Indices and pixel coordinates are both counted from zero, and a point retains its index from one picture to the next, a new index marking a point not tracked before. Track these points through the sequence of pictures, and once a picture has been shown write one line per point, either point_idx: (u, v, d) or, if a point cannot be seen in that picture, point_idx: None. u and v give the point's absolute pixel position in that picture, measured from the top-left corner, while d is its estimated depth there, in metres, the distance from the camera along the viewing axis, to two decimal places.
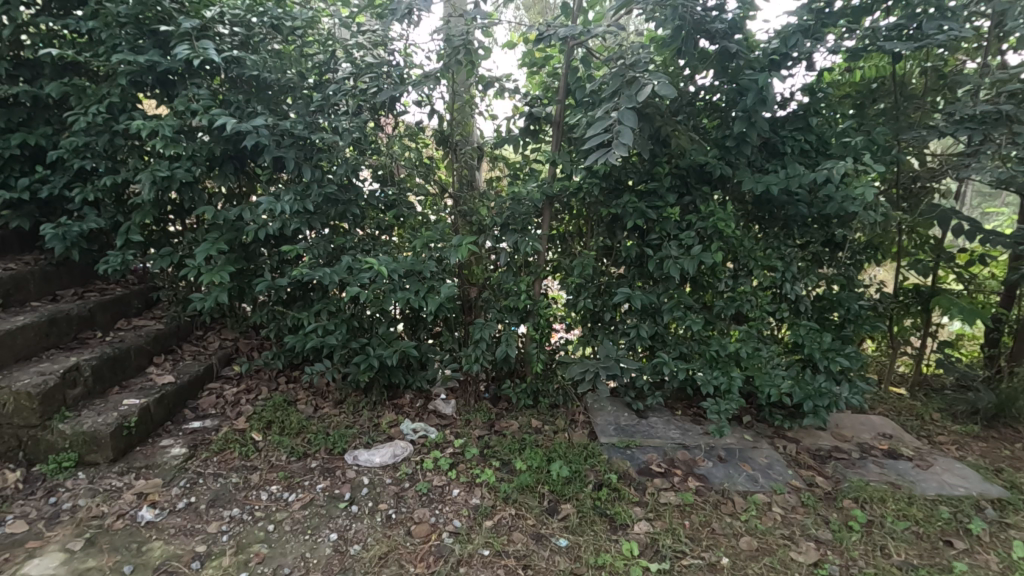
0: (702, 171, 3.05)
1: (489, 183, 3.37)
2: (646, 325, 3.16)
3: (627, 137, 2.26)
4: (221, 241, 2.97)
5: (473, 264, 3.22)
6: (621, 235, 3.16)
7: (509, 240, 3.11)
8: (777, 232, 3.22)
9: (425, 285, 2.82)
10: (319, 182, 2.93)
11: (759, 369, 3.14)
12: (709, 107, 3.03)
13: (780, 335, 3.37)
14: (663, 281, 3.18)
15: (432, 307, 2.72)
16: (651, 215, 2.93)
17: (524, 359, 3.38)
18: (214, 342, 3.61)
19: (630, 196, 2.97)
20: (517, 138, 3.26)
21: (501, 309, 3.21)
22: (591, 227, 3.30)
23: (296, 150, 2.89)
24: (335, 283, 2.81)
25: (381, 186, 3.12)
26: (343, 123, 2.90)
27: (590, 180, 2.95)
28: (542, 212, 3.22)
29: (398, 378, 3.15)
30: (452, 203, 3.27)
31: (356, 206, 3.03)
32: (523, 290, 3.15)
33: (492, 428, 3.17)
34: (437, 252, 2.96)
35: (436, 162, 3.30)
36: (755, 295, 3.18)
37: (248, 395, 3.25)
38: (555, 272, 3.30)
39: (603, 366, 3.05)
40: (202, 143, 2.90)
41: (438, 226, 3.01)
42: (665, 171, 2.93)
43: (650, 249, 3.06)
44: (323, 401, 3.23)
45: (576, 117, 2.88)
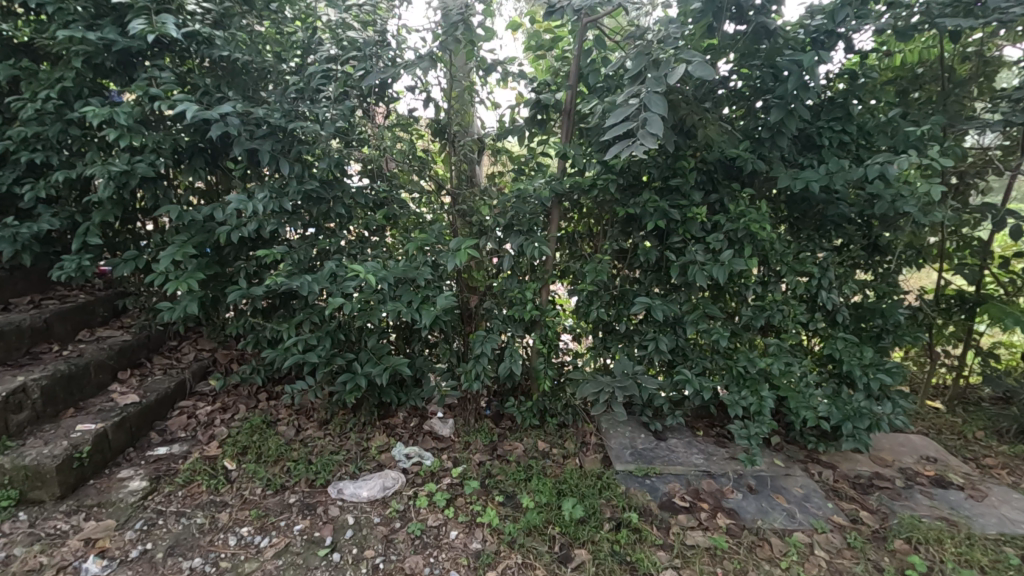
0: (731, 165, 2.71)
1: (491, 179, 3.04)
2: (666, 338, 2.84)
3: (657, 126, 1.92)
4: (190, 244, 2.64)
5: (473, 269, 2.90)
6: (638, 238, 2.83)
7: (514, 242, 2.77)
8: (811, 234, 2.89)
9: (419, 295, 2.49)
10: (299, 178, 2.59)
11: (791, 386, 2.82)
12: (735, 95, 2.69)
13: (812, 347, 3.05)
14: (685, 288, 2.85)
15: (427, 320, 2.38)
16: (674, 215, 2.60)
17: (530, 373, 3.06)
18: (188, 354, 3.29)
19: (650, 194, 2.64)
20: (522, 129, 2.93)
21: (506, 320, 2.88)
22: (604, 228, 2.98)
23: (274, 141, 2.53)
24: (318, 293, 2.48)
25: (371, 182, 2.79)
26: (326, 112, 2.57)
27: (605, 175, 2.62)
28: (550, 211, 2.91)
29: (390, 397, 2.83)
30: (450, 201, 2.94)
31: (342, 204, 2.69)
32: (530, 298, 2.82)
33: (494, 452, 2.86)
34: (432, 256, 2.62)
35: (433, 154, 2.99)
36: (786, 304, 2.86)
37: (223, 415, 2.93)
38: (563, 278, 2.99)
39: (619, 384, 2.73)
40: (167, 134, 2.56)
41: (434, 227, 2.68)
42: (690, 166, 2.60)
43: (671, 253, 2.73)
44: (307, 421, 2.92)
45: (591, 104, 2.54)
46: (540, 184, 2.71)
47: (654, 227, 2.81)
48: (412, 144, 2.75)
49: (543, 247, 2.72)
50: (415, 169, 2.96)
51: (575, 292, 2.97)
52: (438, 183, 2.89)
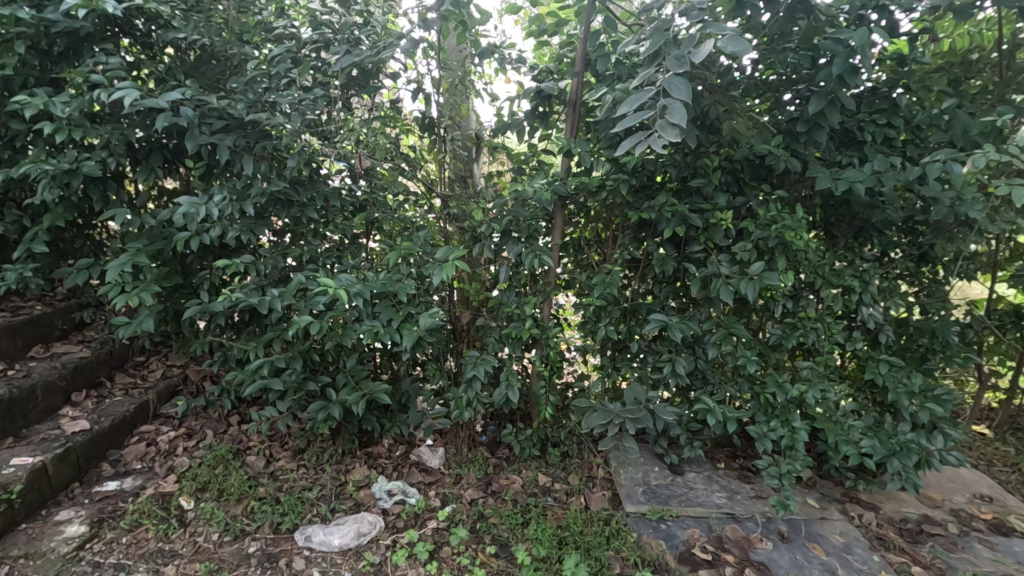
0: (761, 164, 2.36)
1: (487, 179, 2.72)
2: (683, 361, 2.50)
3: (681, 115, 1.55)
4: (145, 252, 2.34)
5: (466, 281, 2.58)
6: (653, 246, 2.50)
7: (512, 251, 2.45)
8: (851, 241, 2.54)
9: (400, 312, 2.17)
10: (266, 178, 2.28)
11: (826, 417, 2.47)
12: (765, 84, 2.34)
13: (850, 370, 2.70)
14: (705, 304, 2.51)
15: (408, 343, 2.06)
16: (695, 221, 2.26)
17: (530, 397, 2.74)
18: (155, 372, 3.00)
19: (667, 197, 2.30)
20: (522, 123, 2.61)
21: (503, 338, 2.55)
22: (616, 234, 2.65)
23: (236, 134, 2.21)
24: (284, 310, 2.17)
25: (350, 181, 2.46)
26: (297, 103, 2.25)
27: (616, 175, 2.28)
28: (553, 216, 2.58)
29: (371, 424, 2.52)
30: (440, 204, 2.62)
31: (316, 207, 2.38)
32: (530, 315, 2.50)
33: (488, 487, 2.54)
34: (417, 267, 2.30)
35: (424, 152, 2.67)
36: (821, 323, 2.52)
37: (187, 442, 2.63)
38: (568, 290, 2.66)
39: (630, 414, 2.39)
40: (118, 128, 2.26)
41: (420, 234, 2.35)
42: (714, 165, 2.26)
43: (691, 264, 2.39)
44: (280, 450, 2.61)
45: (599, 92, 2.21)
46: (541, 185, 2.38)
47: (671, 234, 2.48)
48: (396, 139, 2.43)
49: (544, 258, 2.39)
50: (403, 168, 2.65)
51: (581, 307, 2.64)
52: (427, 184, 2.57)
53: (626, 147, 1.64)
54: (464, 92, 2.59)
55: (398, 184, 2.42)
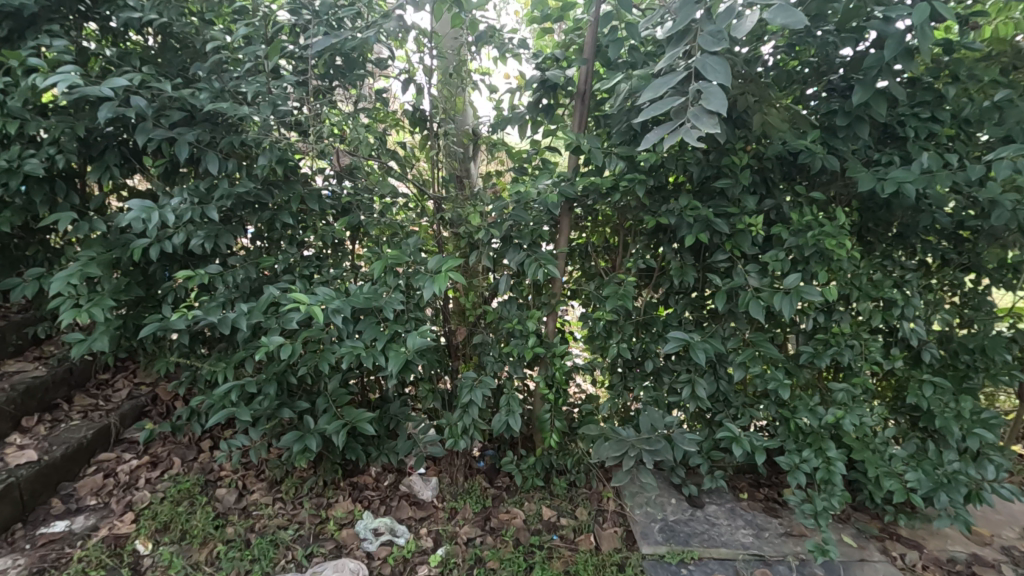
0: (793, 161, 2.10)
1: (485, 181, 2.46)
2: (704, 382, 2.24)
3: (721, 102, 1.28)
4: (99, 261, 2.07)
5: (462, 292, 2.32)
6: (670, 255, 2.24)
7: (512, 260, 2.19)
8: (890, 249, 2.28)
9: (385, 331, 1.89)
10: (234, 178, 2.01)
11: (864, 445, 2.21)
12: (795, 73, 2.09)
13: (886, 391, 2.44)
14: (729, 318, 2.25)
15: (393, 368, 1.79)
16: (720, 228, 2.00)
17: (533, 420, 2.48)
18: (120, 392, 2.72)
19: (688, 199, 2.04)
20: (524, 117, 2.35)
21: (503, 357, 2.29)
22: (627, 240, 2.41)
23: (199, 128, 1.94)
24: (253, 329, 1.89)
25: (331, 181, 2.20)
26: (268, 92, 1.98)
27: (631, 174, 2.01)
28: (559, 220, 2.32)
29: (355, 454, 2.25)
30: (433, 207, 2.36)
31: (292, 210, 2.11)
32: (533, 331, 2.23)
33: (486, 523, 2.28)
34: (405, 279, 2.03)
35: (416, 150, 2.42)
36: (855, 340, 2.26)
37: (150, 473, 2.36)
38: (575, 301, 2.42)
39: (645, 444, 2.12)
40: (67, 121, 1.99)
41: (409, 241, 2.09)
42: (743, 163, 1.99)
43: (714, 275, 2.13)
44: (255, 481, 2.35)
45: (613, 80, 1.95)
46: (545, 186, 2.12)
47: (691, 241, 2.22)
48: (382, 134, 2.16)
49: (549, 267, 2.13)
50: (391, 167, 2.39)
51: (590, 322, 2.38)
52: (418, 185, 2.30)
53: (652, 139, 1.38)
54: (459, 83, 2.33)
55: (385, 185, 2.16)
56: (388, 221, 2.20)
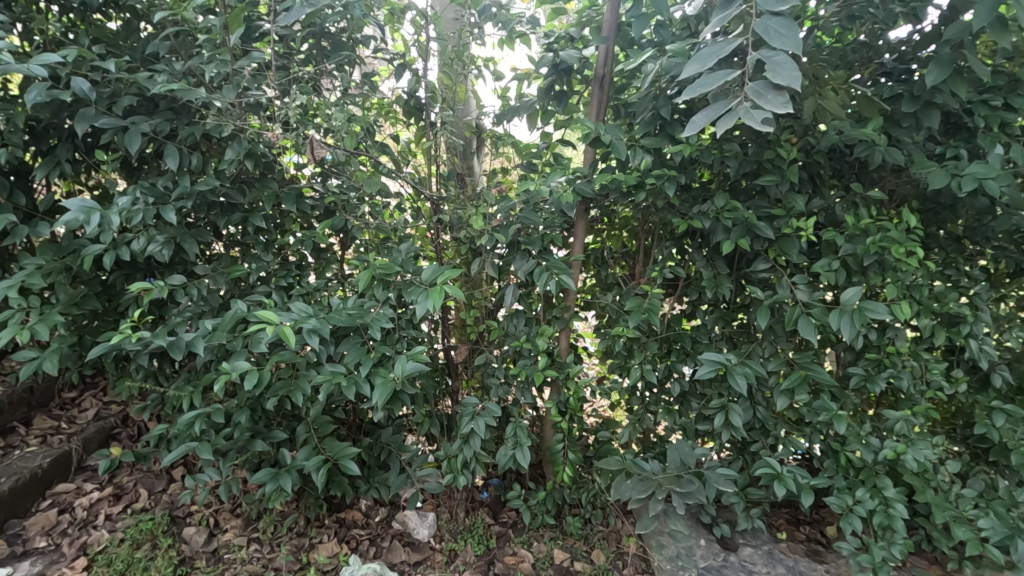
0: (846, 155, 1.81)
1: (490, 178, 2.19)
2: (740, 409, 1.95)
3: (792, 71, 0.99)
4: (48, 270, 1.81)
5: (465, 305, 2.09)
6: (701, 263, 1.95)
7: (520, 268, 1.91)
8: (955, 256, 1.98)
9: (370, 354, 1.61)
10: (199, 175, 1.74)
11: (927, 484, 1.91)
12: (846, 53, 1.82)
13: (946, 417, 2.14)
14: (770, 336, 1.96)
15: (378, 400, 1.50)
16: (764, 233, 1.70)
17: (543, 449, 2.19)
18: (87, 412, 2.46)
19: (725, 199, 1.75)
20: (534, 106, 2.07)
21: (509, 379, 2.00)
22: (648, 244, 2.18)
23: (158, 117, 1.67)
24: (217, 351, 1.62)
25: (315, 179, 1.93)
26: (236, 75, 1.71)
27: (660, 170, 1.72)
28: (574, 224, 2.05)
29: (341, 489, 1.98)
30: (429, 208, 2.08)
31: (267, 212, 1.84)
32: (543, 351, 1.94)
33: (490, 569, 2.01)
34: (396, 292, 1.76)
35: (412, 145, 2.16)
36: (914, 361, 1.97)
37: (112, 507, 2.10)
38: (591, 312, 2.18)
39: (674, 483, 1.82)
40: (10, 109, 1.73)
41: (401, 247, 1.82)
42: (790, 157, 1.71)
43: (755, 287, 1.84)
44: (230, 518, 2.08)
45: (639, 60, 1.66)
46: (558, 184, 1.84)
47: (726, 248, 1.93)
48: (371, 125, 1.89)
49: (562, 278, 1.85)
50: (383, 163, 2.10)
51: (608, 338, 2.10)
52: (414, 184, 2.00)
53: (698, 123, 1.09)
54: (461, 69, 2.08)
55: (375, 183, 1.83)
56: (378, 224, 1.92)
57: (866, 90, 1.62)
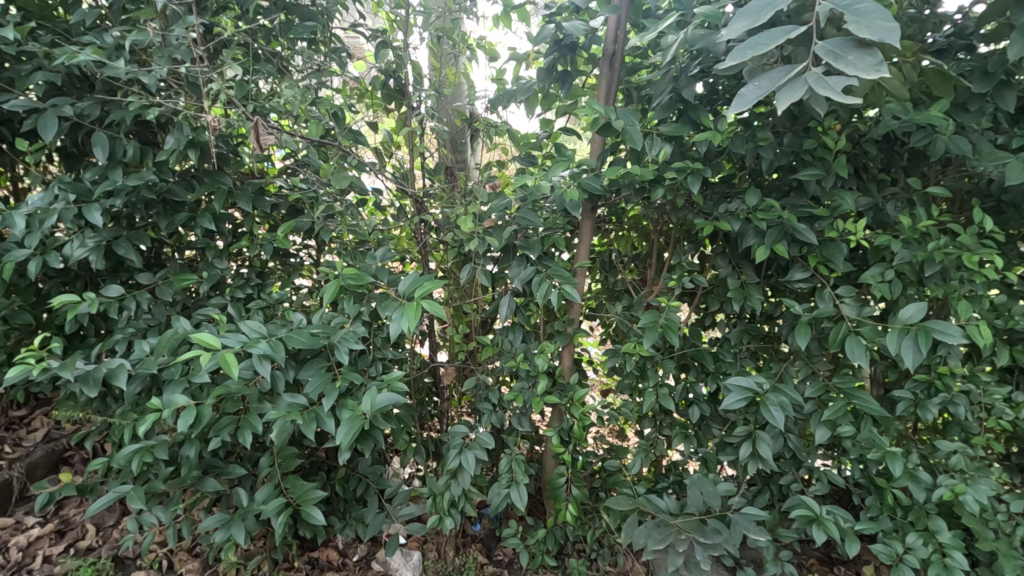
0: (898, 144, 1.54)
1: (484, 172, 1.92)
2: (770, 440, 1.69)
3: (884, 21, 0.72)
4: None
5: (459, 312, 1.89)
6: (726, 270, 1.69)
7: (516, 277, 1.64)
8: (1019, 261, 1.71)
9: (334, 383, 1.34)
10: (137, 168, 1.47)
11: (990, 529, 1.64)
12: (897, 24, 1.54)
13: (1005, 445, 1.86)
14: (805, 355, 1.69)
15: (341, 440, 1.24)
16: (806, 237, 1.43)
17: (542, 480, 1.93)
18: (35, 433, 2.21)
19: (758, 197, 1.48)
20: (534, 88, 1.79)
21: (503, 404, 1.74)
22: (660, 246, 2.01)
23: (83, 99, 1.39)
24: (152, 379, 1.35)
25: (279, 173, 1.67)
26: (174, 49, 1.43)
27: (682, 163, 1.46)
28: (580, 226, 1.77)
29: (310, 531, 1.72)
30: (412, 206, 1.81)
31: (219, 211, 1.57)
32: (542, 372, 1.68)
33: None
34: (369, 306, 1.49)
35: (393, 133, 1.90)
36: (971, 383, 1.70)
37: (53, 547, 1.84)
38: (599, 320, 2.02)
39: (696, 530, 1.55)
40: None
41: (375, 252, 1.55)
42: (837, 147, 1.43)
43: (790, 300, 1.57)
44: (186, 561, 1.82)
45: (657, 29, 1.39)
46: (560, 179, 1.57)
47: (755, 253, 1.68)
48: (342, 109, 1.62)
49: (565, 289, 1.58)
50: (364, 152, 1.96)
51: (618, 356, 1.83)
52: (391, 180, 1.69)
53: (750, 95, 0.82)
54: (454, 52, 1.91)
55: (342, 178, 1.53)
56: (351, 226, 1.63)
57: (943, 65, 1.24)
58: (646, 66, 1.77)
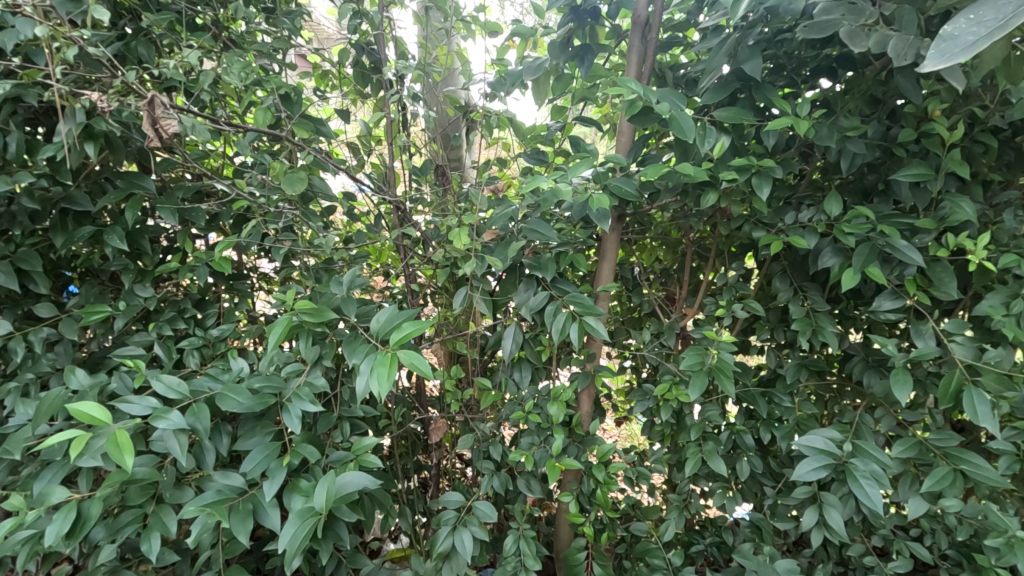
0: (1015, 136, 1.19)
1: (482, 173, 1.57)
2: (844, 509, 1.34)
3: None
4: None
5: (454, 347, 1.55)
6: (786, 295, 1.35)
7: (524, 305, 1.29)
8: None
9: (278, 460, 0.98)
10: (23, 168, 1.11)
11: None
12: None
13: None
14: (886, 402, 1.35)
15: (283, 547, 0.88)
16: (911, 258, 1.08)
17: (554, 548, 1.58)
18: None
19: (841, 204, 1.13)
20: (545, 67, 1.42)
21: (506, 462, 1.39)
22: (694, 264, 1.71)
23: None
24: (32, 454, 0.99)
25: (223, 174, 1.32)
26: (65, 8, 1.07)
27: (743, 160, 1.11)
28: (604, 240, 1.42)
29: None
30: (392, 214, 1.45)
31: (138, 224, 1.21)
32: (556, 424, 1.34)
33: None
34: (332, 348, 1.14)
35: (372, 125, 1.55)
36: None
37: None
38: (622, 351, 1.70)
39: None
40: None
41: (342, 276, 1.20)
42: (949, 138, 1.08)
43: (877, 336, 1.22)
44: None
45: None
46: (580, 181, 1.22)
47: (822, 273, 1.34)
48: (298, 90, 1.24)
49: (587, 321, 1.24)
50: (339, 149, 1.64)
51: (649, 398, 1.48)
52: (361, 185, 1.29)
53: (967, 38, 0.61)
54: (445, 26, 1.58)
55: (296, 180, 1.15)
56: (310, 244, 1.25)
57: None
58: (683, 40, 1.42)
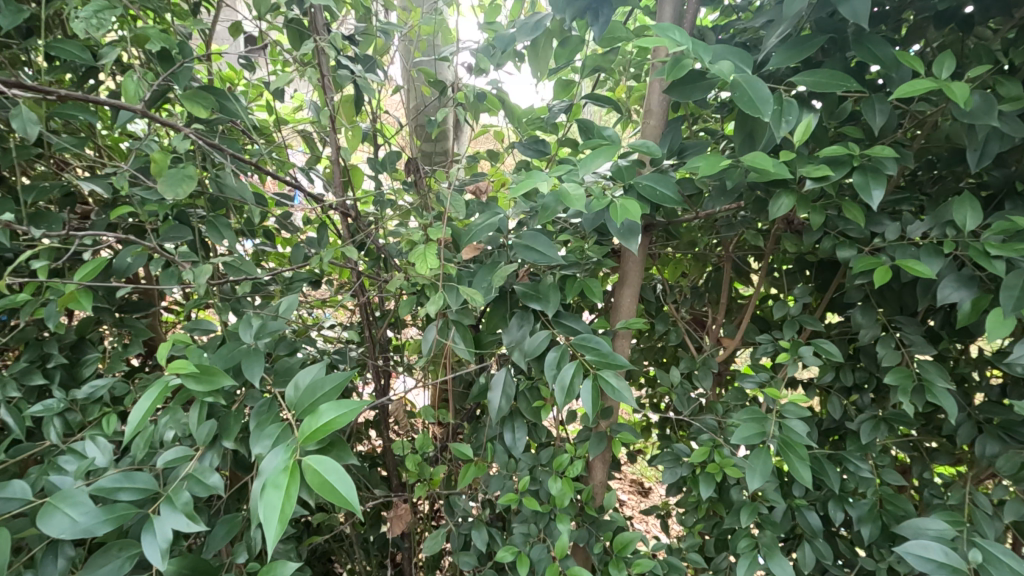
0: None
1: (464, 168, 1.22)
2: None
3: None
4: None
5: (430, 392, 1.21)
6: (869, 335, 1.00)
7: (512, 349, 0.95)
8: None
9: None
10: None
11: None
12: None
13: None
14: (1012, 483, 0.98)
15: None
16: None
17: None
18: None
19: (977, 213, 0.77)
20: (546, 24, 1.06)
21: (492, 556, 1.03)
22: (732, 283, 1.36)
23: None
24: None
25: (105, 170, 0.96)
26: None
27: (835, 147, 0.74)
28: (623, 261, 1.07)
29: None
30: (341, 222, 1.10)
31: None
32: (560, 508, 0.98)
33: None
34: (235, 423, 0.79)
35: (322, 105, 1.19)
36: None
37: None
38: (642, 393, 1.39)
39: None
40: None
41: (257, 316, 0.85)
42: None
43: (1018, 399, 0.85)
44: None
45: None
46: (592, 179, 0.86)
47: (917, 307, 1.00)
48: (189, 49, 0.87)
49: (602, 375, 0.89)
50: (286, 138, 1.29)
51: (682, 464, 1.13)
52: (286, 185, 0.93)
53: None
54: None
55: (180, 179, 0.78)
56: (202, 271, 0.87)
57: None
58: None
